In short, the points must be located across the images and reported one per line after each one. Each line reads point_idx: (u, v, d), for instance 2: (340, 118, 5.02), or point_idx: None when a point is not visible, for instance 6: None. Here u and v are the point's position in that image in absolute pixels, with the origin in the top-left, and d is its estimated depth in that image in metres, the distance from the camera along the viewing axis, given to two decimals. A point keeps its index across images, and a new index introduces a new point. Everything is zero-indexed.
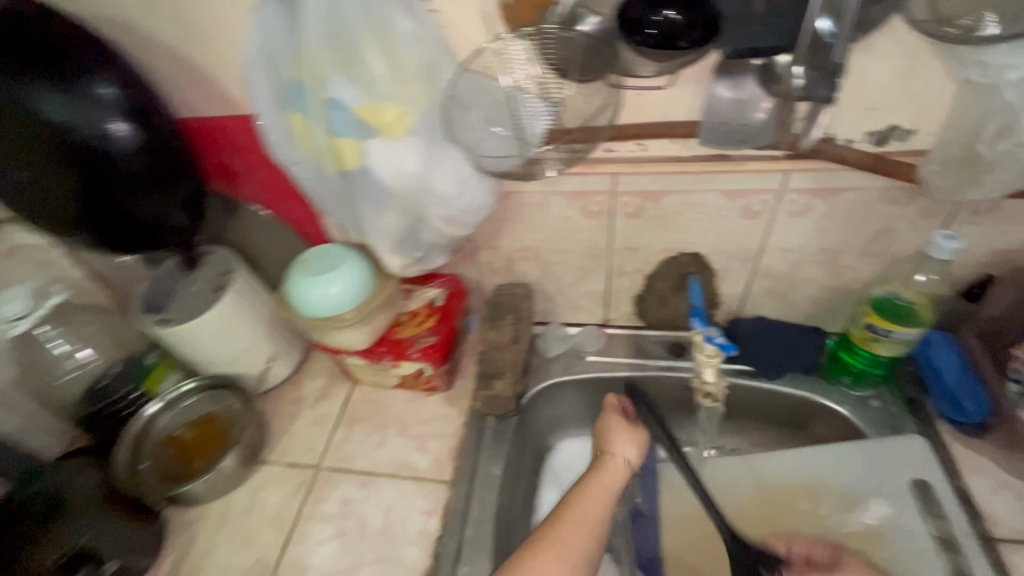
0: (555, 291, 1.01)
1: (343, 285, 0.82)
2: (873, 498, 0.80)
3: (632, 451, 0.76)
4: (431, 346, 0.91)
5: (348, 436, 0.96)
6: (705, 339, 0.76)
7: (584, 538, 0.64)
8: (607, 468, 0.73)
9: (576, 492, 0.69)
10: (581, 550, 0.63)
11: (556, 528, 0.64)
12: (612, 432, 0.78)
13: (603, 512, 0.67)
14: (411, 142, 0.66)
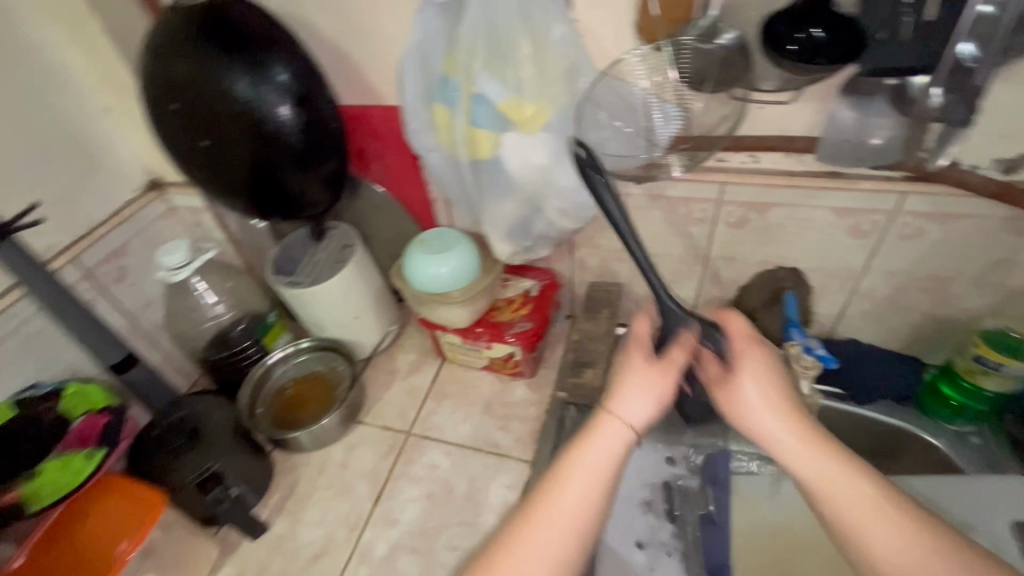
0: (643, 293, 1.04)
1: (453, 264, 0.89)
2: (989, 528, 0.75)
3: (637, 412, 0.62)
4: (527, 332, 0.96)
5: (437, 408, 1.03)
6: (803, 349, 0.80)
7: (558, 545, 0.56)
8: (598, 432, 0.61)
9: (559, 478, 0.59)
10: (550, 553, 0.56)
11: (527, 528, 0.57)
12: (628, 375, 0.65)
13: (592, 502, 0.58)
14: (544, 137, 0.72)
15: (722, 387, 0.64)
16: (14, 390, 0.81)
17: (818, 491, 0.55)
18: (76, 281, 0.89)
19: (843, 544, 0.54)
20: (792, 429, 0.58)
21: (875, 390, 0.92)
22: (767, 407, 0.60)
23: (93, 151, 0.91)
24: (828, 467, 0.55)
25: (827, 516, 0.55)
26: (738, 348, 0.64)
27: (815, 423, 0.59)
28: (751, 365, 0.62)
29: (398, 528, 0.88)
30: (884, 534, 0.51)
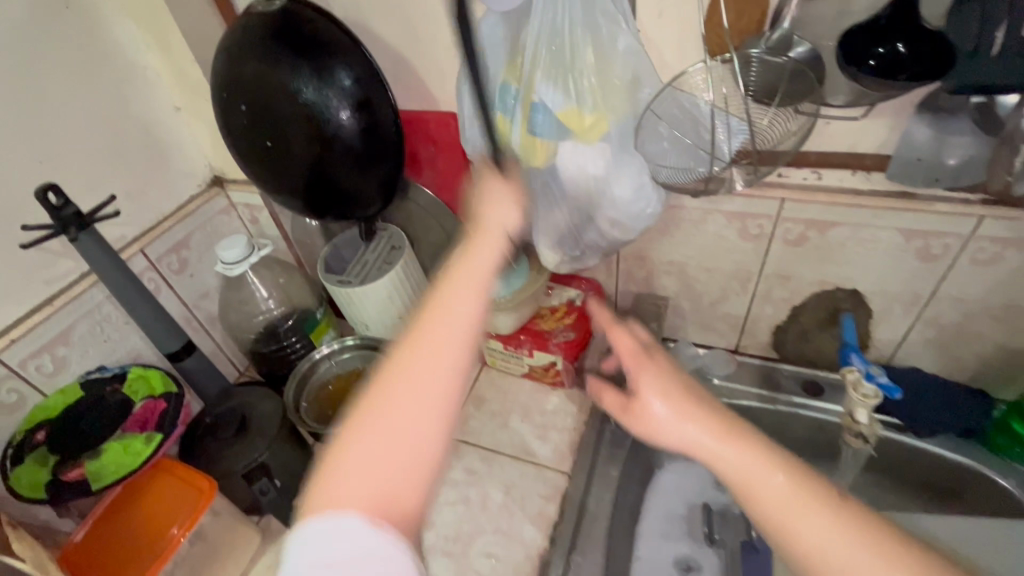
0: (689, 308, 1.02)
1: (500, 270, 0.89)
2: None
3: (510, 211, 0.54)
4: (570, 342, 0.96)
5: (475, 413, 1.03)
6: (864, 377, 0.76)
7: (455, 304, 0.48)
8: (473, 244, 0.52)
9: (426, 299, 0.48)
10: (433, 372, 0.45)
11: (397, 358, 0.46)
12: (485, 177, 0.57)
13: (468, 306, 0.48)
14: (602, 147, 0.71)
15: (635, 418, 0.53)
16: (82, 371, 0.86)
17: (781, 535, 0.46)
18: (142, 270, 0.93)
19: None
20: (714, 446, 0.49)
21: (937, 423, 0.88)
22: (681, 422, 0.50)
23: (164, 147, 0.96)
24: (780, 494, 0.46)
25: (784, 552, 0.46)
26: (629, 359, 0.55)
27: (755, 440, 0.49)
28: (649, 381, 0.53)
29: (434, 530, 0.88)
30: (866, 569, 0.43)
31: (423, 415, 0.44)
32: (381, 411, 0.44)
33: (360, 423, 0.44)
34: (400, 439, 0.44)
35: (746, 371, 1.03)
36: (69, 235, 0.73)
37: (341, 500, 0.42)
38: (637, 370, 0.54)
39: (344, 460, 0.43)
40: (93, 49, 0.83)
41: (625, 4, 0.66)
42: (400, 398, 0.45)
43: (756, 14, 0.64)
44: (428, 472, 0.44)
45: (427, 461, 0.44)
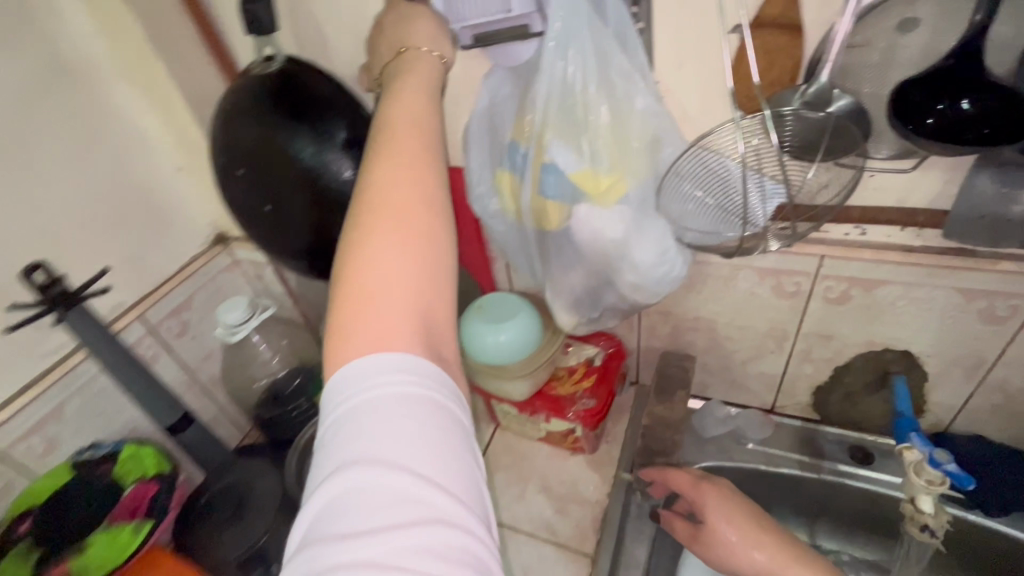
0: (719, 366, 0.94)
1: (512, 334, 0.83)
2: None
3: (444, 45, 0.61)
4: (590, 411, 0.88)
5: (489, 481, 0.96)
6: (926, 459, 0.67)
7: (423, 134, 0.53)
8: (415, 69, 0.58)
9: (387, 130, 0.53)
10: (425, 178, 0.51)
11: (379, 184, 0.50)
12: (413, 37, 0.61)
13: (426, 122, 0.54)
14: (620, 211, 0.65)
15: (713, 543, 0.72)
16: (75, 450, 0.81)
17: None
18: (140, 338, 0.90)
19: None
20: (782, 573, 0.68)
21: (1010, 501, 0.76)
22: (753, 550, 0.70)
23: (165, 207, 0.93)
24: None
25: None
26: (693, 492, 0.76)
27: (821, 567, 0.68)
28: (722, 517, 0.72)
29: None
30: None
31: (420, 219, 0.49)
32: (384, 233, 0.48)
33: (374, 250, 0.47)
34: (413, 248, 0.48)
35: (785, 435, 0.93)
36: (57, 314, 0.70)
37: (387, 315, 0.46)
38: (710, 503, 0.74)
39: (367, 281, 0.46)
40: (91, 114, 0.81)
41: (643, 59, 0.61)
42: (406, 216, 0.49)
43: (790, 65, 0.58)
44: (448, 271, 0.50)
45: (442, 266, 0.50)
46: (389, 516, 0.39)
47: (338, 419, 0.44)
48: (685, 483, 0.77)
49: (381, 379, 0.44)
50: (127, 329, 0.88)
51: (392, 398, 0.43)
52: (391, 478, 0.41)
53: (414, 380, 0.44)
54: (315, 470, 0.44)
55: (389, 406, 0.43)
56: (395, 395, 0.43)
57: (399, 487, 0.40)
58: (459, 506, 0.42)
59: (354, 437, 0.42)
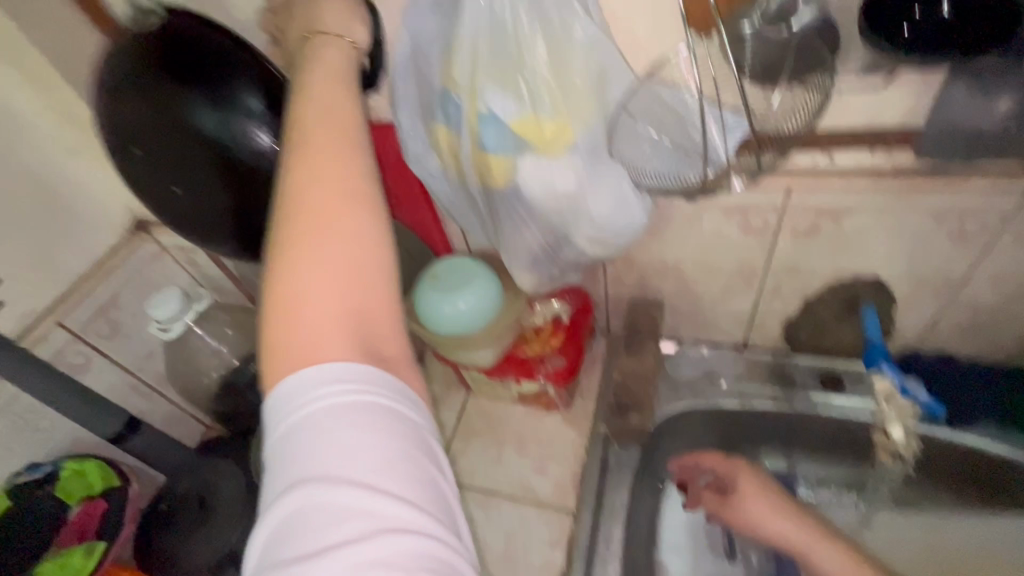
0: (690, 309, 0.92)
1: (473, 300, 0.78)
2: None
3: (353, 24, 0.51)
4: (560, 370, 0.86)
5: (466, 448, 0.94)
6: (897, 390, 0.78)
7: (339, 125, 0.44)
8: (321, 51, 0.48)
9: (302, 109, 0.44)
10: (347, 176, 0.42)
11: (294, 177, 0.41)
12: (323, 7, 0.51)
13: (343, 103, 0.45)
14: (570, 159, 0.59)
15: (732, 514, 0.86)
16: (11, 473, 0.75)
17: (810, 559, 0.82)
18: (64, 346, 0.83)
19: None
20: (790, 540, 0.83)
21: (968, 411, 0.80)
22: (775, 516, 0.83)
23: (66, 198, 0.82)
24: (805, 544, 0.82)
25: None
26: (726, 469, 0.87)
27: (822, 537, 0.82)
28: (743, 500, 0.85)
29: None
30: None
31: (349, 215, 0.41)
32: (306, 236, 0.40)
33: (296, 255, 0.39)
34: (338, 262, 0.40)
35: (757, 370, 0.92)
36: None
37: (315, 330, 0.39)
38: (732, 485, 0.86)
39: (296, 317, 0.39)
40: None
41: None
42: (330, 210, 0.40)
43: None
44: (388, 274, 0.42)
45: (381, 268, 0.42)
46: (342, 536, 0.34)
47: (279, 435, 0.37)
48: (714, 463, 0.89)
49: (318, 386, 0.37)
50: (46, 340, 0.81)
51: (328, 412, 0.37)
52: (338, 494, 0.35)
53: (355, 383, 0.38)
54: (260, 495, 0.38)
55: (327, 416, 0.36)
56: (334, 404, 0.37)
57: (349, 504, 0.35)
58: (423, 514, 0.36)
59: (295, 452, 0.36)
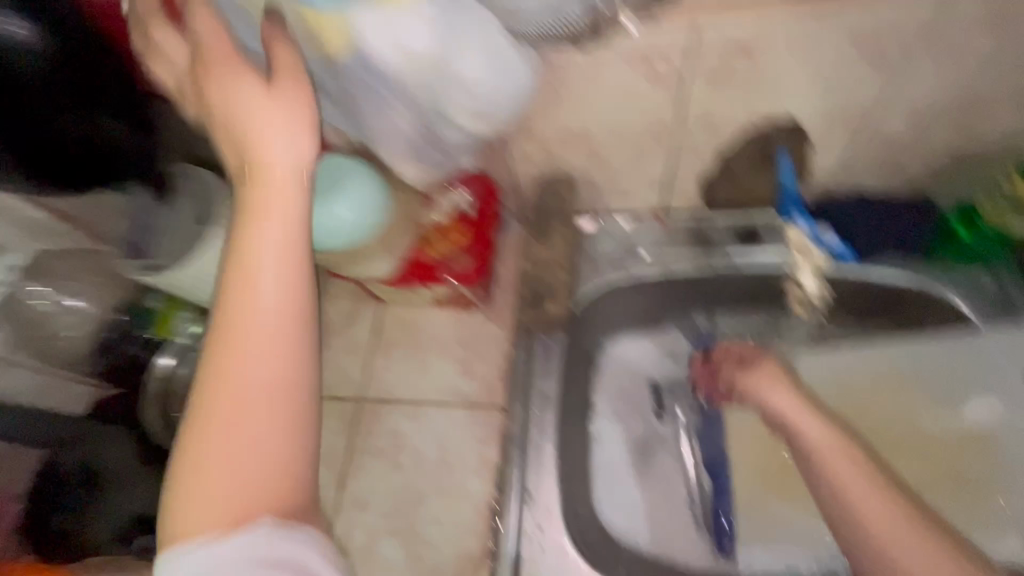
0: (604, 180, 0.84)
1: (354, 206, 0.66)
2: (974, 396, 0.79)
3: (282, 149, 0.44)
4: (470, 270, 0.80)
5: (387, 362, 0.88)
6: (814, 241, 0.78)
7: (279, 327, 0.44)
8: (261, 181, 0.44)
9: (253, 237, 0.45)
10: (270, 364, 0.44)
11: (229, 320, 0.44)
12: (233, 92, 0.44)
13: (266, 292, 0.44)
14: (422, 7, 0.47)
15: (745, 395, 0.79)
16: None
17: (807, 449, 0.69)
18: None
19: (846, 527, 0.62)
20: (788, 420, 0.72)
21: (881, 247, 0.79)
22: (793, 404, 0.73)
23: None
24: (812, 434, 0.69)
25: (814, 469, 0.67)
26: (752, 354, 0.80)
27: (838, 434, 0.68)
28: (762, 380, 0.77)
29: (371, 511, 0.78)
30: (903, 539, 0.58)
31: (265, 428, 0.44)
32: (230, 412, 0.44)
33: (216, 415, 0.44)
34: (253, 439, 0.44)
35: (675, 234, 0.89)
36: None
37: (222, 476, 0.43)
38: (762, 367, 0.78)
39: (210, 455, 0.44)
40: None
41: None
42: (243, 405, 0.44)
43: None
44: (296, 488, 0.45)
45: (296, 483, 0.46)
46: None
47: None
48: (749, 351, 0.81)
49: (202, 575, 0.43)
50: None
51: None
52: None
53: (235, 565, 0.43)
54: None
55: None
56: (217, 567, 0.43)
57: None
58: None
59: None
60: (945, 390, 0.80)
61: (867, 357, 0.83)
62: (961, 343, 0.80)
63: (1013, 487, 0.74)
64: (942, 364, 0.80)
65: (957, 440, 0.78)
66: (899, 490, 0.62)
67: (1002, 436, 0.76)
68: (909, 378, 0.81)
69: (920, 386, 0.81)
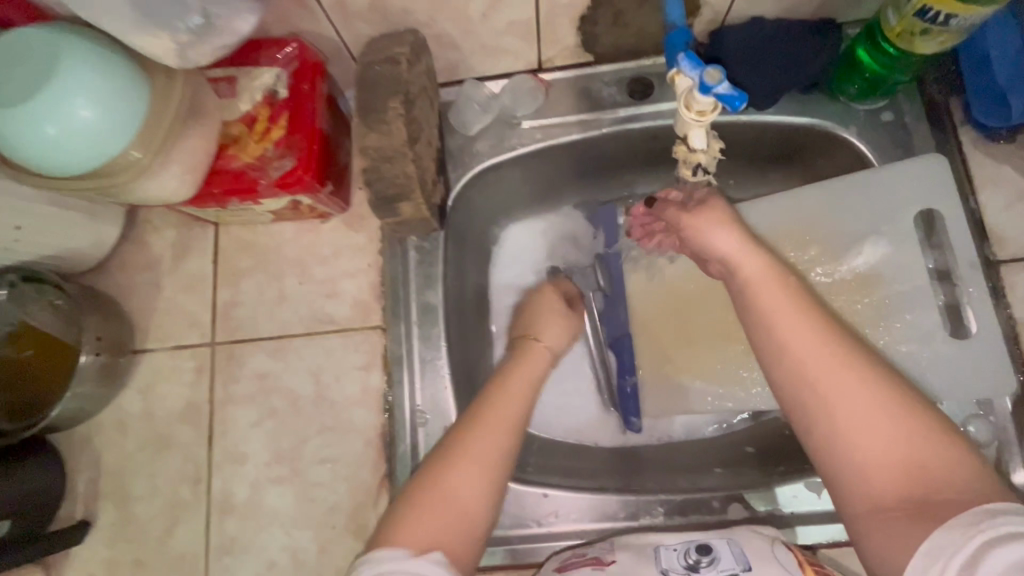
0: (459, 34, 0.66)
1: (93, 100, 0.47)
2: (868, 239, 0.68)
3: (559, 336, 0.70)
4: (292, 170, 0.59)
5: (237, 296, 0.74)
6: (689, 73, 0.50)
7: (509, 429, 0.55)
8: (529, 359, 0.65)
9: (534, 349, 0.67)
10: (485, 473, 0.52)
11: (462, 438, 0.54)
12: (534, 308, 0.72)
13: (514, 416, 0.56)
14: None
15: (687, 241, 0.63)
16: None
17: (744, 291, 0.56)
18: None
19: (783, 381, 0.52)
20: (731, 263, 0.58)
21: (781, 86, 0.69)
22: (742, 256, 0.57)
23: None
24: (750, 274, 0.56)
25: (753, 318, 0.55)
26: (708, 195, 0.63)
27: (782, 275, 0.56)
28: (707, 218, 0.60)
29: (250, 463, 0.70)
30: (842, 390, 0.49)
31: (464, 472, 0.51)
32: (465, 445, 0.53)
33: (445, 461, 0.52)
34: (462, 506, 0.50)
35: (559, 97, 0.75)
36: None
37: (430, 519, 0.48)
38: (709, 206, 0.61)
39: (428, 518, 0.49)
40: None
41: None
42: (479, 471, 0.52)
43: None
44: (476, 529, 0.50)
45: (477, 520, 0.50)
46: None
47: None
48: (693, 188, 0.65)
49: None
50: None
51: None
52: None
53: None
54: None
55: None
56: None
57: None
58: None
59: None
60: (837, 237, 0.69)
61: (750, 215, 0.71)
62: (856, 176, 0.69)
63: (904, 332, 0.66)
64: (833, 205, 0.69)
65: (848, 294, 0.68)
66: (847, 338, 0.52)
67: (895, 278, 0.67)
68: (798, 229, 0.70)
69: (810, 237, 0.70)
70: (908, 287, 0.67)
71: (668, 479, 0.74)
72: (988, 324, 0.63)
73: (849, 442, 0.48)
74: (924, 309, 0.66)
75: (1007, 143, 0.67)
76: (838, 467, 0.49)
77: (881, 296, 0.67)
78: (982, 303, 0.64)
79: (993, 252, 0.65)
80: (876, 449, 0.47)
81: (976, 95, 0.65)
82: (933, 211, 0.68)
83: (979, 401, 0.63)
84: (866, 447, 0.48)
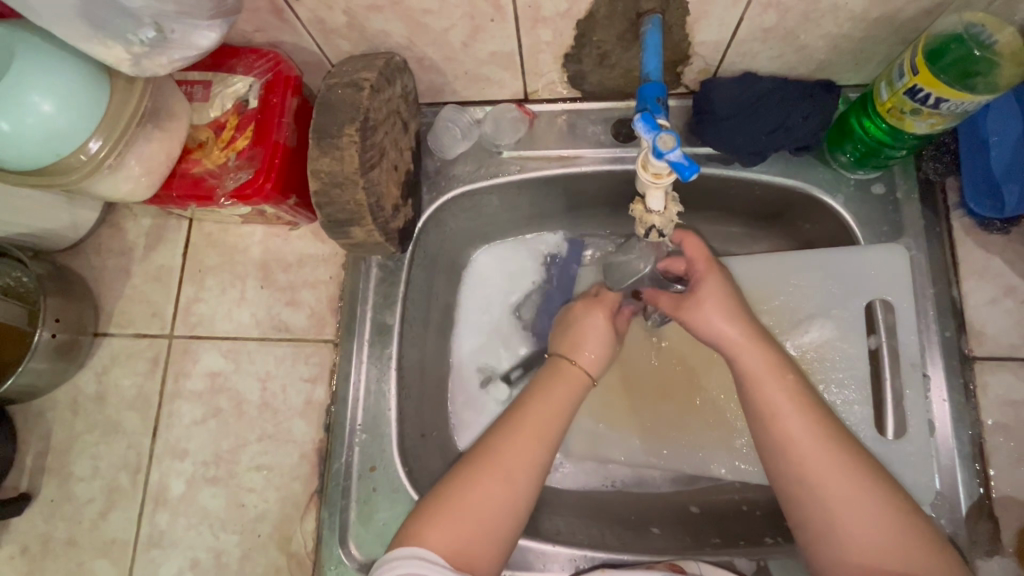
0: (440, 60, 0.64)
1: (53, 95, 0.49)
2: (817, 319, 0.67)
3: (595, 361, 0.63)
4: (245, 183, 0.60)
5: (200, 292, 0.75)
6: (644, 130, 0.49)
7: (537, 447, 0.57)
8: (556, 377, 0.61)
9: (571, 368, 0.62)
10: (511, 489, 0.55)
11: (490, 444, 0.57)
12: (582, 338, 0.64)
13: (554, 431, 0.58)
14: None
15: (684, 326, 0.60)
16: None
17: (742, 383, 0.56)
18: None
19: (778, 473, 0.53)
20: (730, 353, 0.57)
21: (769, 147, 0.65)
22: (747, 346, 0.56)
23: None
24: (748, 364, 0.55)
25: (754, 414, 0.55)
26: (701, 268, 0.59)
27: (781, 368, 0.55)
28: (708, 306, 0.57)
29: (189, 459, 0.70)
30: (837, 494, 0.50)
31: (489, 483, 0.55)
32: (506, 443, 0.57)
33: (490, 457, 0.56)
34: (482, 499, 0.54)
35: (543, 129, 0.72)
36: None
37: (456, 521, 0.53)
38: (699, 295, 0.58)
39: (456, 507, 0.53)
40: None
41: None
42: (512, 473, 0.55)
43: None
44: (505, 525, 0.54)
45: (517, 506, 0.55)
46: None
47: None
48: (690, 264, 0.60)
49: None
50: None
51: None
52: None
53: None
54: None
55: None
56: None
57: None
58: None
59: None
60: (792, 311, 0.68)
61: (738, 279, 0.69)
62: (810, 254, 0.67)
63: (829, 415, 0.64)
64: (786, 278, 0.68)
65: None
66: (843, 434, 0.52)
67: (836, 364, 0.65)
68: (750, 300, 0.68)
69: (760, 308, 0.68)
70: (846, 375, 0.65)
71: (597, 531, 0.70)
72: (917, 425, 0.61)
73: (842, 535, 0.49)
74: (858, 401, 0.64)
75: (993, 233, 0.64)
76: (829, 560, 0.49)
77: (821, 383, 0.65)
78: (917, 405, 0.61)
79: (971, 346, 0.62)
80: (873, 544, 0.48)
81: (969, 180, 0.63)
82: (882, 300, 0.65)
83: (933, 498, 0.59)
84: (860, 545, 0.48)
